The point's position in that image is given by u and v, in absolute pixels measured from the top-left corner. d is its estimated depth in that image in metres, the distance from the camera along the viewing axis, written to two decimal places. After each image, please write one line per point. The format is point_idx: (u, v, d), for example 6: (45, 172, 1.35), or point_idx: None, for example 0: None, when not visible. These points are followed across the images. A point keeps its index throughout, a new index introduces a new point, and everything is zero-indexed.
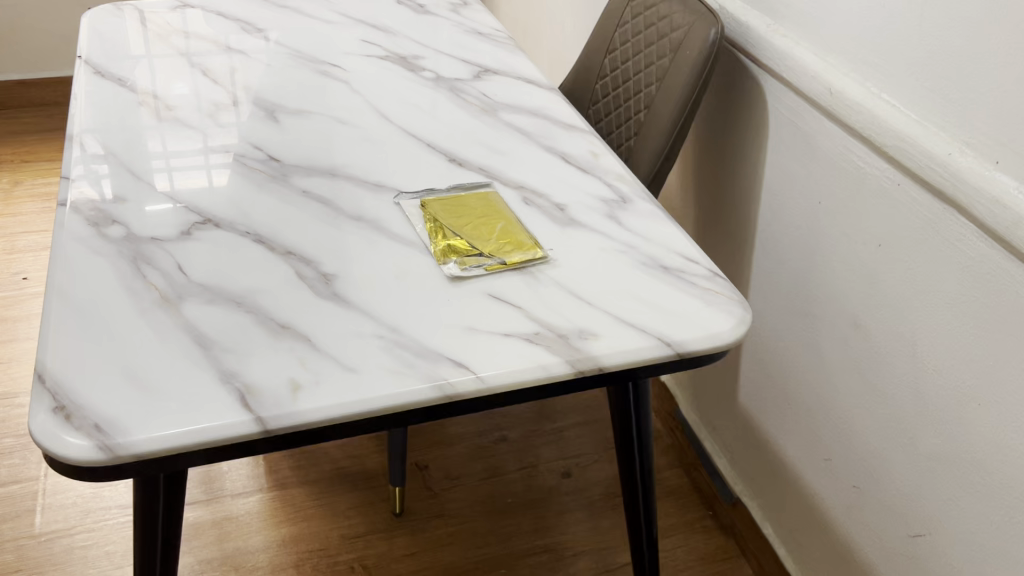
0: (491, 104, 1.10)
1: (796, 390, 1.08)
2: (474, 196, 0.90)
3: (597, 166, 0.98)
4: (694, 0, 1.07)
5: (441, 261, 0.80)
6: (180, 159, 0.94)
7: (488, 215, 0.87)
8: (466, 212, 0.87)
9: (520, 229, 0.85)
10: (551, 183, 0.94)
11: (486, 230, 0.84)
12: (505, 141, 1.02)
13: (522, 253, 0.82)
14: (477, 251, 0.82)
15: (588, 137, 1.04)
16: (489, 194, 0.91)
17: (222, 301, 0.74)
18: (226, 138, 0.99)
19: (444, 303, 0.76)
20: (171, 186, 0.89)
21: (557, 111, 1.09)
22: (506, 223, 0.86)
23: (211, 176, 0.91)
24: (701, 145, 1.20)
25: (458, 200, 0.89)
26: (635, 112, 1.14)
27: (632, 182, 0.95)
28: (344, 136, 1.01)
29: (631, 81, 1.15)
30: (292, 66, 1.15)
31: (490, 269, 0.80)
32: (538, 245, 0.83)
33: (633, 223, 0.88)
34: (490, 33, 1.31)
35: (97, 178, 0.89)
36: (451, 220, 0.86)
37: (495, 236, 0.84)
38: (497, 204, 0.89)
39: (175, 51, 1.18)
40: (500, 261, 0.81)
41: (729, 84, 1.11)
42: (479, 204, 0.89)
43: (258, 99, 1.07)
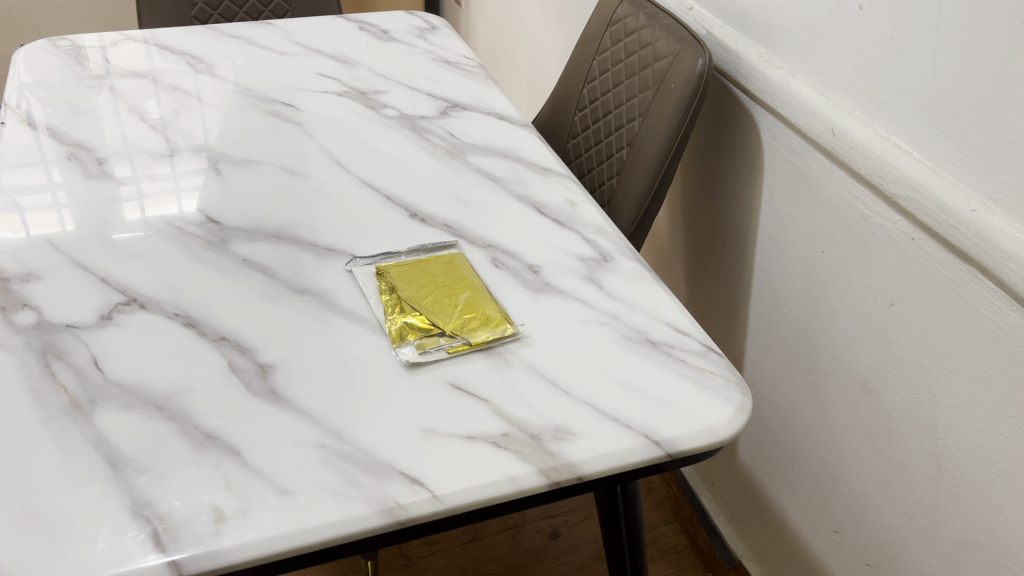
0: (458, 146, 1.00)
1: (800, 453, 0.98)
2: (436, 259, 0.80)
3: (575, 217, 0.88)
4: (679, 26, 0.97)
5: (397, 342, 0.71)
6: (150, 183, 0.90)
7: (452, 283, 0.77)
8: (427, 280, 0.77)
9: (489, 300, 0.75)
10: (523, 240, 0.84)
11: (449, 302, 0.75)
12: (473, 190, 0.92)
13: (490, 330, 0.72)
14: (438, 331, 0.72)
15: (565, 182, 0.94)
16: (454, 255, 0.81)
17: (141, 406, 0.64)
18: (193, 161, 0.95)
19: (397, 397, 0.66)
20: (142, 214, 0.86)
21: (531, 153, 0.99)
22: (472, 293, 0.76)
23: (181, 204, 0.88)
24: (690, 181, 1.11)
25: (418, 264, 0.80)
26: (616, 149, 1.04)
27: (613, 236, 0.86)
28: (294, 190, 0.91)
29: (612, 114, 1.05)
30: (240, 107, 1.05)
31: (453, 352, 0.70)
32: (508, 319, 0.74)
33: (615, 287, 0.79)
34: (459, 62, 1.21)
35: (57, 208, 0.85)
36: (409, 291, 0.76)
37: (460, 309, 0.74)
38: (463, 268, 0.79)
39: (112, 93, 1.08)
40: (465, 342, 0.71)
41: (719, 116, 1.02)
42: (441, 269, 0.79)
43: (200, 147, 0.97)
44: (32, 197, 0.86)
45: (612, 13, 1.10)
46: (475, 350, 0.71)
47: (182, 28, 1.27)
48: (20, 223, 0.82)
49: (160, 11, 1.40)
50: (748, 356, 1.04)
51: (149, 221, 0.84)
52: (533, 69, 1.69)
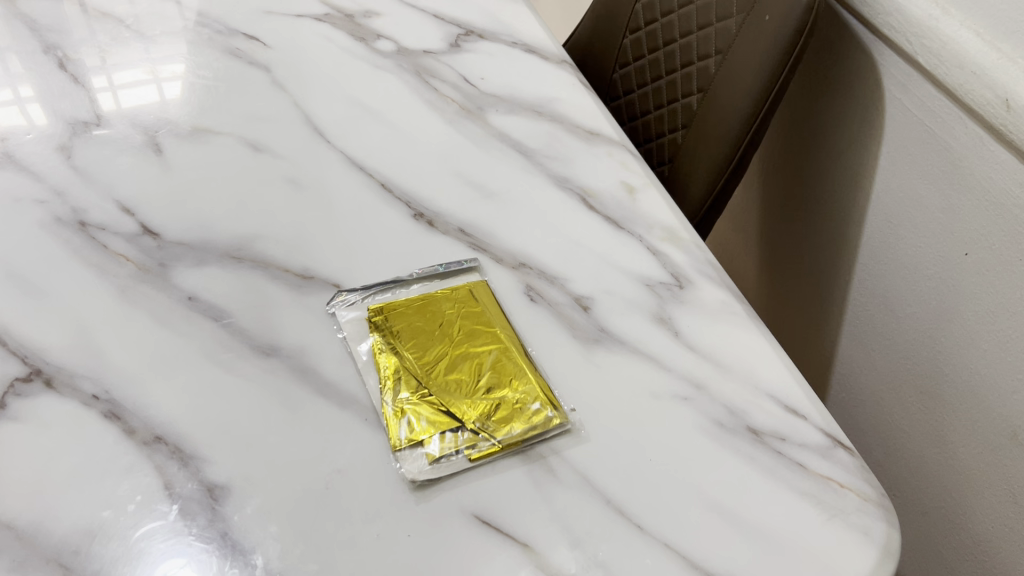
0: (475, 99, 0.76)
1: (907, 487, 0.78)
2: (449, 293, 0.59)
3: (635, 212, 0.66)
4: None
5: (398, 446, 0.51)
6: (123, 69, 0.78)
7: (472, 336, 0.56)
8: (438, 332, 0.56)
9: (524, 368, 0.54)
10: (566, 252, 0.62)
11: (469, 372, 0.54)
12: (497, 171, 0.69)
13: (528, 422, 0.51)
14: (456, 424, 0.52)
15: (619, 154, 0.71)
16: (474, 285, 0.60)
17: (37, 568, 0.45)
18: (171, 38, 0.82)
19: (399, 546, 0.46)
20: (118, 106, 0.74)
21: (572, 109, 0.75)
22: (502, 354, 0.55)
23: (162, 87, 0.76)
24: (778, 127, 0.86)
25: (426, 303, 0.58)
26: (682, 92, 0.79)
27: (689, 243, 0.63)
28: (258, 176, 0.68)
29: (677, 44, 0.80)
30: (189, 44, 0.81)
31: (477, 460, 0.50)
32: (553, 399, 0.53)
33: (697, 334, 0.57)
34: None
35: (20, 103, 0.74)
36: (414, 354, 0.55)
37: (484, 384, 0.54)
38: (487, 308, 0.58)
39: (25, 21, 0.83)
40: (493, 442, 0.51)
41: (824, 49, 0.77)
42: (457, 311, 0.58)
43: (137, 111, 0.74)
44: None
45: None
46: (508, 452, 0.51)
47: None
48: None
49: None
50: (846, 355, 0.83)
51: (128, 115, 0.73)
52: None
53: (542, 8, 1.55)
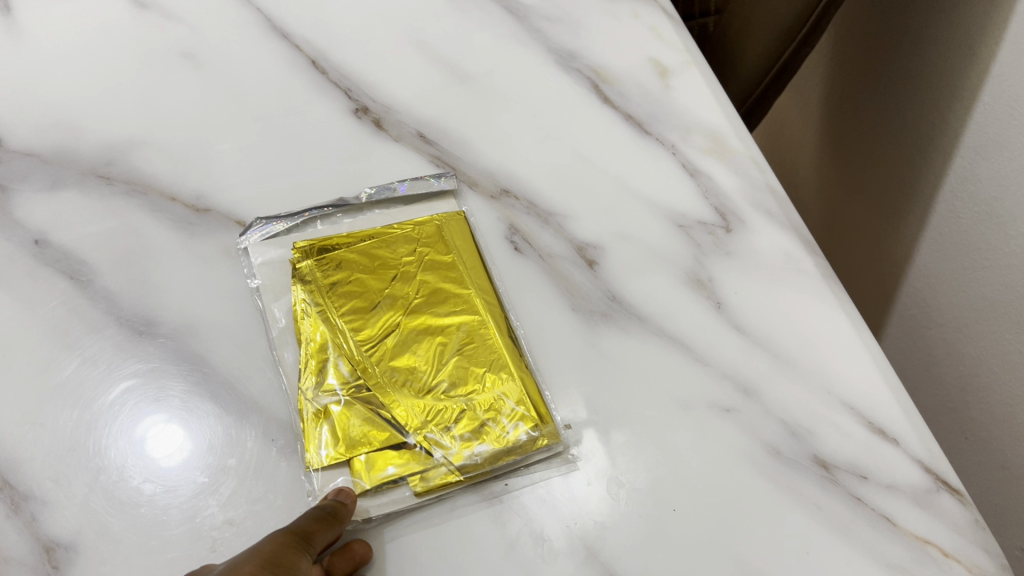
0: None
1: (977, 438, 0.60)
2: (408, 228, 0.42)
3: (667, 108, 0.47)
4: None
5: (315, 466, 0.35)
6: None
7: (434, 301, 0.39)
8: (387, 289, 0.39)
9: (505, 357, 0.38)
10: (567, 173, 0.45)
11: (427, 358, 0.38)
12: (476, 44, 0.50)
13: (502, 443, 0.36)
14: (399, 436, 0.36)
15: (648, 16, 0.51)
16: (446, 218, 0.42)
17: None
18: None
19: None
20: None
21: None
22: (474, 332, 0.38)
23: None
24: None
25: (374, 241, 0.41)
26: None
27: (737, 150, 0.46)
28: (143, 47, 0.49)
29: None
30: None
31: (424, 495, 0.35)
32: (542, 410, 0.37)
33: (747, 306, 0.41)
34: None
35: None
36: (350, 321, 0.38)
37: (446, 376, 0.37)
38: (461, 256, 0.41)
39: None
40: (451, 470, 0.35)
41: None
42: (417, 258, 0.41)
43: None
44: None
45: None
46: (469, 485, 0.36)
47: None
48: None
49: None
50: (931, 265, 0.64)
51: None
52: None
53: None
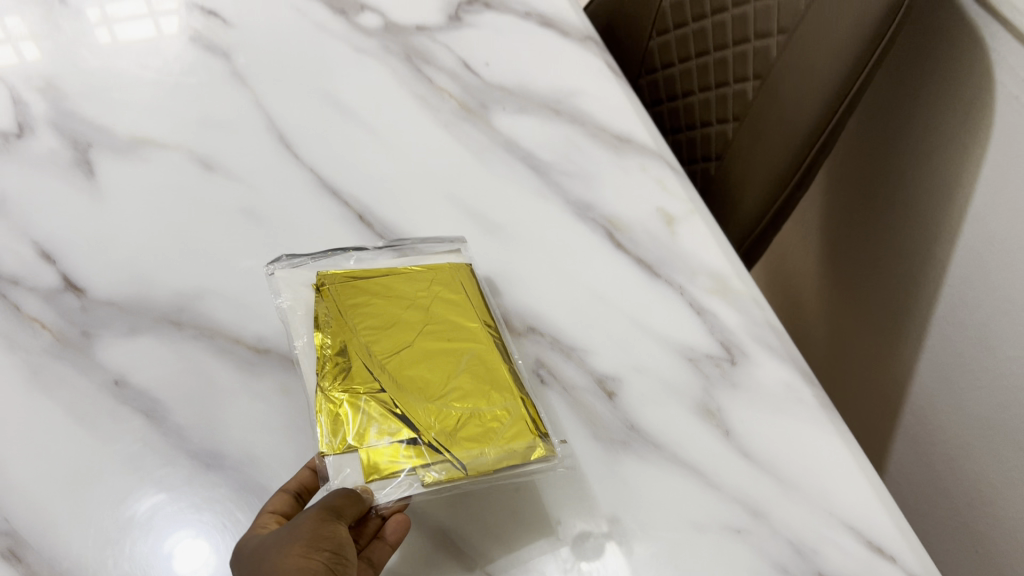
0: (477, 93, 0.63)
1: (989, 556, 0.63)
2: (422, 271, 0.47)
3: (674, 251, 0.53)
4: None
5: (331, 453, 0.38)
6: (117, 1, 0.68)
7: (445, 328, 0.44)
8: (403, 313, 0.44)
9: (507, 381, 0.43)
10: (586, 312, 0.50)
11: (438, 370, 0.42)
12: (502, 197, 0.56)
13: (504, 448, 0.39)
14: (411, 432, 0.39)
15: (655, 170, 0.58)
16: (455, 266, 0.48)
17: None
18: None
19: (365, 547, 0.39)
20: (113, 40, 0.66)
21: (597, 106, 0.62)
22: (480, 358, 0.43)
23: (159, 25, 0.67)
24: (858, 117, 0.70)
25: (392, 279, 0.46)
26: (735, 79, 0.64)
27: (739, 289, 0.51)
28: (210, 206, 0.56)
29: (727, 15, 0.65)
30: None
31: (433, 486, 0.38)
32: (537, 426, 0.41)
33: (753, 433, 0.45)
34: None
35: (13, 43, 0.64)
36: (368, 335, 0.43)
37: (455, 387, 0.41)
38: (464, 301, 0.47)
39: None
40: (456, 467, 0.38)
41: (921, 48, 0.60)
42: (430, 294, 0.46)
43: (68, 117, 0.60)
44: None
45: None
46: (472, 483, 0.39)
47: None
48: None
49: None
50: (932, 386, 0.68)
51: (114, 99, 0.62)
52: None
53: None
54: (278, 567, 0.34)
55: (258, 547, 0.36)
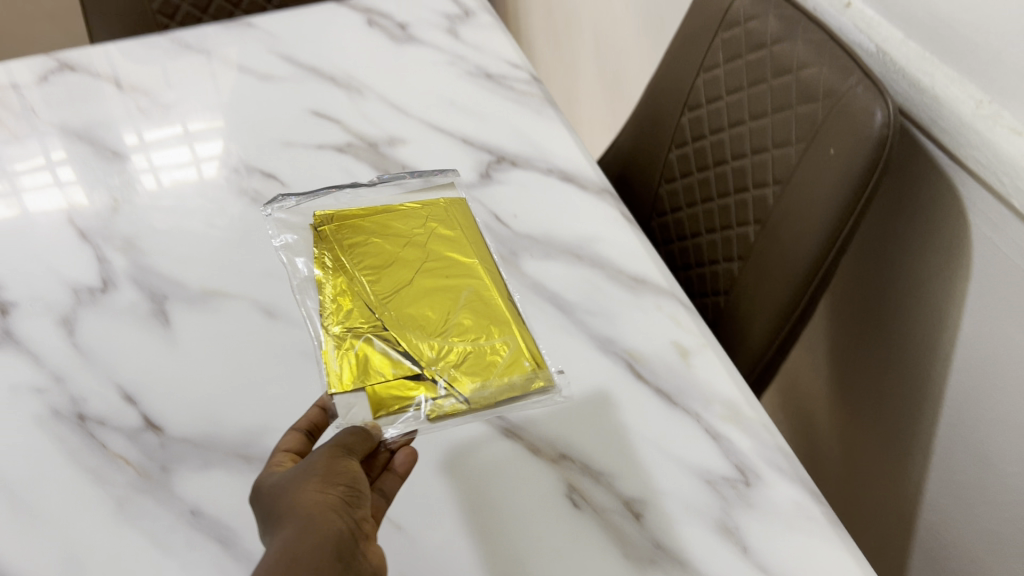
0: (508, 241, 0.70)
1: None
2: (421, 213, 0.65)
3: (689, 382, 0.59)
4: (850, 58, 0.62)
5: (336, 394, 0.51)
6: (161, 151, 0.81)
7: (441, 265, 0.60)
8: (401, 252, 0.61)
9: (499, 302, 0.57)
10: (612, 439, 0.55)
11: (437, 312, 0.56)
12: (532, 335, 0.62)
13: (503, 380, 0.53)
14: (416, 370, 0.53)
15: (669, 307, 0.64)
16: (447, 203, 0.66)
17: None
18: (209, 120, 0.85)
19: (378, 477, 0.48)
20: (158, 184, 0.77)
21: (614, 251, 0.69)
22: (476, 292, 0.58)
23: (199, 169, 0.78)
24: (852, 254, 0.76)
25: (391, 220, 0.64)
26: (739, 223, 0.72)
27: (750, 417, 0.56)
28: (272, 349, 0.62)
29: (730, 168, 0.73)
30: (196, 135, 0.83)
31: (437, 419, 0.51)
32: (540, 358, 0.55)
33: (768, 549, 0.49)
34: (503, 77, 0.90)
35: (61, 186, 0.77)
36: (367, 277, 0.59)
37: (454, 326, 0.55)
38: (460, 236, 0.63)
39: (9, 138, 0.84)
40: (459, 401, 0.52)
41: (903, 192, 0.67)
42: (427, 236, 0.62)
43: (145, 272, 0.68)
44: (36, 179, 0.78)
45: (725, 9, 0.75)
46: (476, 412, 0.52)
47: (148, 37, 0.98)
48: (21, 203, 0.75)
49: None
50: (945, 502, 0.71)
51: (186, 255, 0.70)
52: (597, 45, 1.35)
53: (583, 118, 1.51)
54: (300, 493, 0.42)
55: (281, 483, 0.43)
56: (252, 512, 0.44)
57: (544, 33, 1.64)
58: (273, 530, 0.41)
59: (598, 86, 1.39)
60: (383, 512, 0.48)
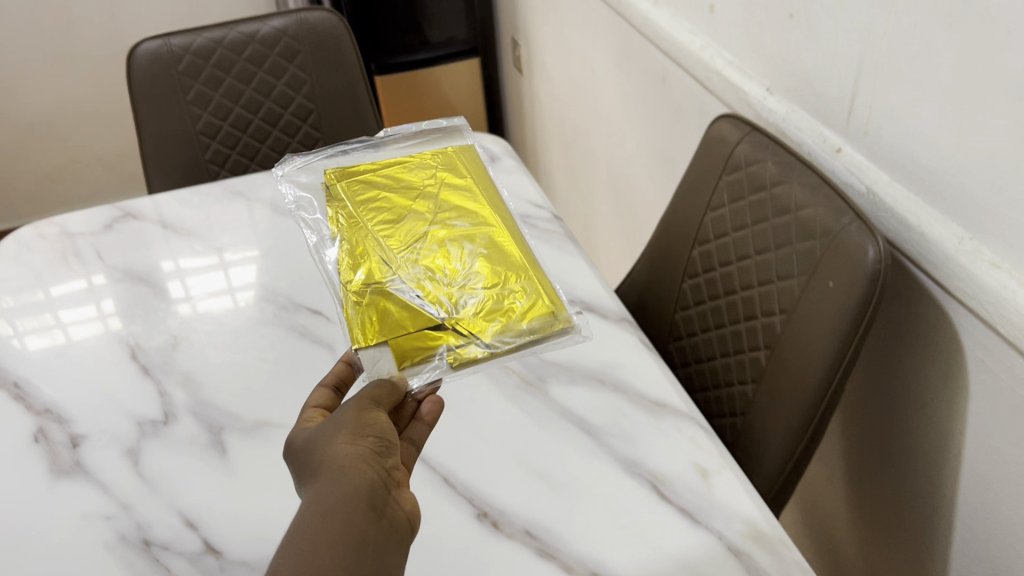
0: (536, 369, 0.76)
1: None
2: (430, 161, 0.79)
3: (710, 501, 0.63)
4: (841, 200, 0.69)
5: (360, 348, 0.62)
6: (199, 280, 0.90)
7: (444, 228, 0.71)
8: (410, 209, 0.73)
9: (508, 240, 0.70)
10: (641, 558, 0.59)
11: (444, 252, 0.69)
12: (562, 458, 0.67)
13: (521, 322, 0.64)
14: (433, 321, 0.64)
15: (688, 430, 0.69)
16: (455, 150, 0.80)
17: None
18: (243, 251, 0.94)
19: (409, 427, 0.58)
20: (194, 310, 0.86)
21: (635, 376, 0.75)
22: (489, 236, 0.71)
23: (234, 297, 0.87)
24: (859, 375, 0.81)
25: (400, 173, 0.78)
26: (750, 348, 0.77)
27: (769, 534, 0.60)
28: None
29: (740, 297, 0.79)
30: (232, 264, 0.92)
31: (458, 367, 0.62)
32: (558, 302, 0.66)
33: None
34: (527, 214, 0.98)
35: (102, 316, 0.86)
36: (382, 232, 0.71)
37: (470, 269, 0.68)
38: (468, 183, 0.76)
39: (67, 275, 0.93)
40: (479, 349, 0.62)
41: (900, 318, 0.73)
42: (436, 196, 0.75)
43: (202, 402, 0.74)
44: (81, 309, 0.87)
45: (727, 153, 0.83)
46: (496, 358, 0.63)
47: (202, 186, 1.08)
48: (64, 331, 0.84)
49: (186, 141, 1.22)
50: None
51: (240, 386, 0.76)
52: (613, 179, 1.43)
53: (601, 243, 1.60)
54: (333, 440, 0.49)
55: (313, 437, 0.51)
56: (288, 464, 0.51)
57: (561, 165, 1.75)
58: (307, 476, 0.48)
59: (614, 214, 1.48)
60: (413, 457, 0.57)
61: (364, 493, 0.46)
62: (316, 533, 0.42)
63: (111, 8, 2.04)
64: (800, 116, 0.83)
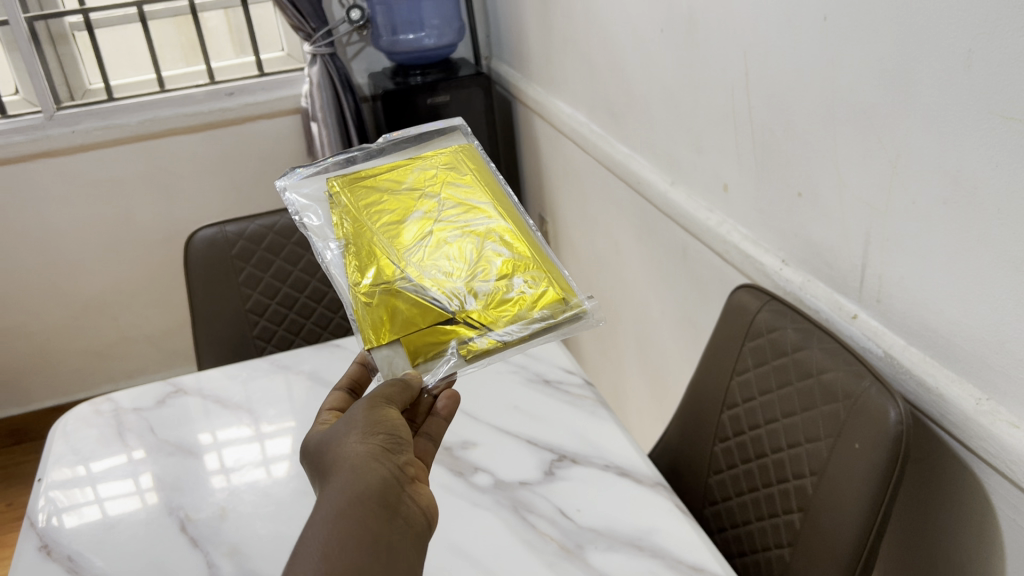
0: (574, 535, 0.78)
1: None
2: (429, 163, 0.82)
3: None
4: (862, 365, 0.72)
5: (376, 348, 0.67)
6: (236, 453, 0.93)
7: (450, 228, 0.75)
8: (413, 211, 0.77)
9: (514, 235, 0.75)
10: None
11: (450, 253, 0.73)
12: None
13: (530, 311, 0.69)
14: (445, 314, 0.68)
15: None
16: (454, 151, 0.84)
17: None
18: (281, 423, 0.98)
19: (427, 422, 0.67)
20: (228, 483, 0.89)
21: (672, 541, 0.76)
22: (493, 232, 0.75)
23: (270, 469, 0.90)
24: (895, 536, 0.81)
25: (398, 174, 0.80)
26: (784, 510, 0.78)
27: None
28: None
29: (770, 460, 0.81)
30: (269, 437, 0.95)
31: (471, 358, 0.67)
32: (568, 290, 0.72)
33: None
34: (560, 381, 1.03)
35: (140, 492, 0.89)
36: (388, 236, 0.74)
37: (477, 266, 0.72)
38: (467, 181, 0.80)
39: (115, 449, 0.97)
40: (490, 339, 0.68)
41: (929, 478, 0.74)
42: (437, 198, 0.78)
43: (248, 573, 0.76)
44: (122, 485, 0.90)
45: (750, 322, 0.87)
46: (506, 348, 0.68)
47: (251, 361, 1.14)
48: (103, 508, 0.87)
49: (235, 319, 1.29)
50: None
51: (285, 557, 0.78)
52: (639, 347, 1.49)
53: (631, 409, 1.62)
54: (348, 439, 0.56)
55: (329, 436, 0.57)
56: (309, 458, 0.58)
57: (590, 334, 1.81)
58: (326, 468, 0.55)
59: (643, 381, 1.51)
60: (429, 448, 0.66)
61: (375, 481, 0.52)
62: (335, 525, 0.48)
63: (166, 198, 2.20)
64: (816, 285, 0.88)
